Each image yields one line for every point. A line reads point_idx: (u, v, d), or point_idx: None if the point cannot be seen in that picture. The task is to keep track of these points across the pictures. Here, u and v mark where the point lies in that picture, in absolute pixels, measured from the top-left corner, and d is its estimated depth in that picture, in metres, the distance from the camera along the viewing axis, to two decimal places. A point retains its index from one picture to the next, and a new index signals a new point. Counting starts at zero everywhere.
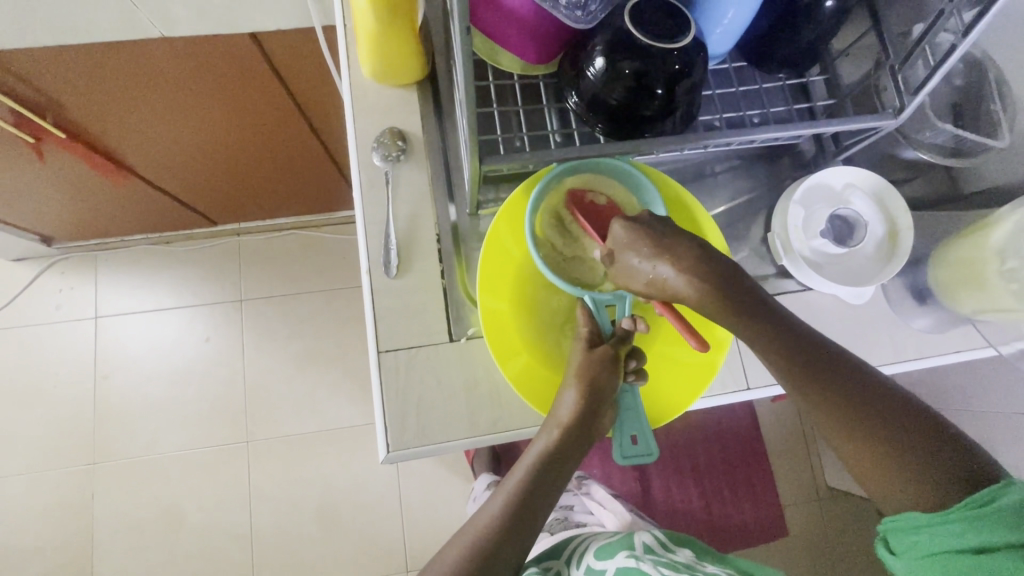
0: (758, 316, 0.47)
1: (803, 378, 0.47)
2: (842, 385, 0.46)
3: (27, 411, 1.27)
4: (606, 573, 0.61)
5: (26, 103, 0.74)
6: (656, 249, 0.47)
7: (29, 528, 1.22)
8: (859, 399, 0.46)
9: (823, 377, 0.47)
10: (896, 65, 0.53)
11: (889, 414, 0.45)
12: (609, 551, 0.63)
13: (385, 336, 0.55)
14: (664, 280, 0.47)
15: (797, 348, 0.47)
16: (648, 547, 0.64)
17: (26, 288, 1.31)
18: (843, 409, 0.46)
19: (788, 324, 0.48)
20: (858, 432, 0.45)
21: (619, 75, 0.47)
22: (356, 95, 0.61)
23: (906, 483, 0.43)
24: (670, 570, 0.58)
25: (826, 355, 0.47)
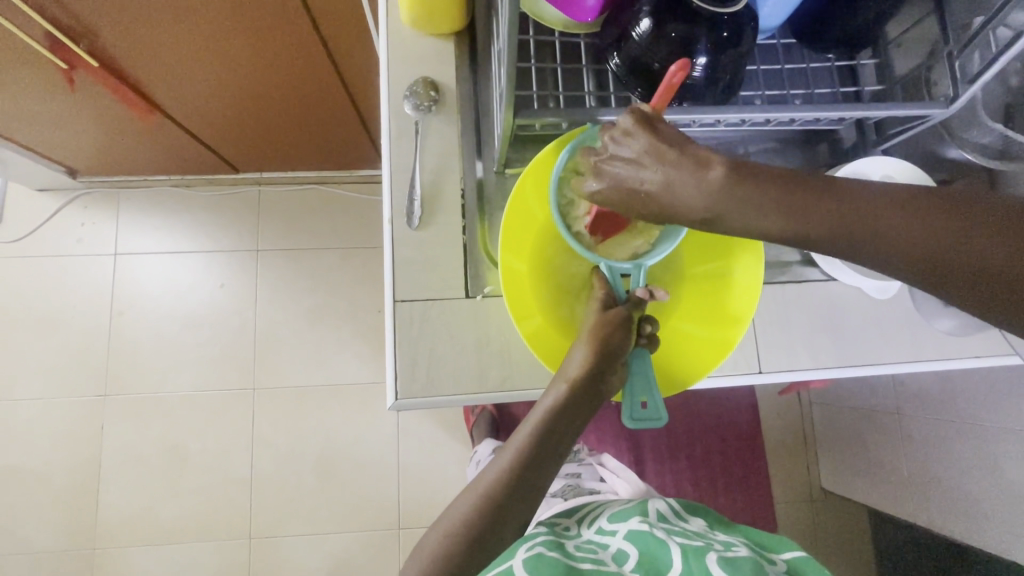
0: (736, 183, 0.41)
1: (792, 215, 0.41)
2: (837, 209, 0.40)
3: (44, 339, 1.30)
4: (617, 534, 0.61)
5: (60, 26, 0.74)
6: (635, 167, 0.43)
7: (39, 451, 1.26)
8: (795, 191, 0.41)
9: (814, 205, 0.41)
10: (954, 52, 0.50)
11: (911, 212, 0.39)
12: (621, 516, 0.64)
13: (402, 286, 0.55)
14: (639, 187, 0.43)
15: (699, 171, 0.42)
16: (661, 515, 0.65)
17: (48, 219, 1.32)
18: (862, 230, 0.40)
19: (754, 169, 0.41)
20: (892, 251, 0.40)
21: (665, 37, 0.46)
22: (392, 41, 0.60)
23: (979, 274, 0.38)
24: (683, 538, 0.59)
25: (803, 184, 0.41)
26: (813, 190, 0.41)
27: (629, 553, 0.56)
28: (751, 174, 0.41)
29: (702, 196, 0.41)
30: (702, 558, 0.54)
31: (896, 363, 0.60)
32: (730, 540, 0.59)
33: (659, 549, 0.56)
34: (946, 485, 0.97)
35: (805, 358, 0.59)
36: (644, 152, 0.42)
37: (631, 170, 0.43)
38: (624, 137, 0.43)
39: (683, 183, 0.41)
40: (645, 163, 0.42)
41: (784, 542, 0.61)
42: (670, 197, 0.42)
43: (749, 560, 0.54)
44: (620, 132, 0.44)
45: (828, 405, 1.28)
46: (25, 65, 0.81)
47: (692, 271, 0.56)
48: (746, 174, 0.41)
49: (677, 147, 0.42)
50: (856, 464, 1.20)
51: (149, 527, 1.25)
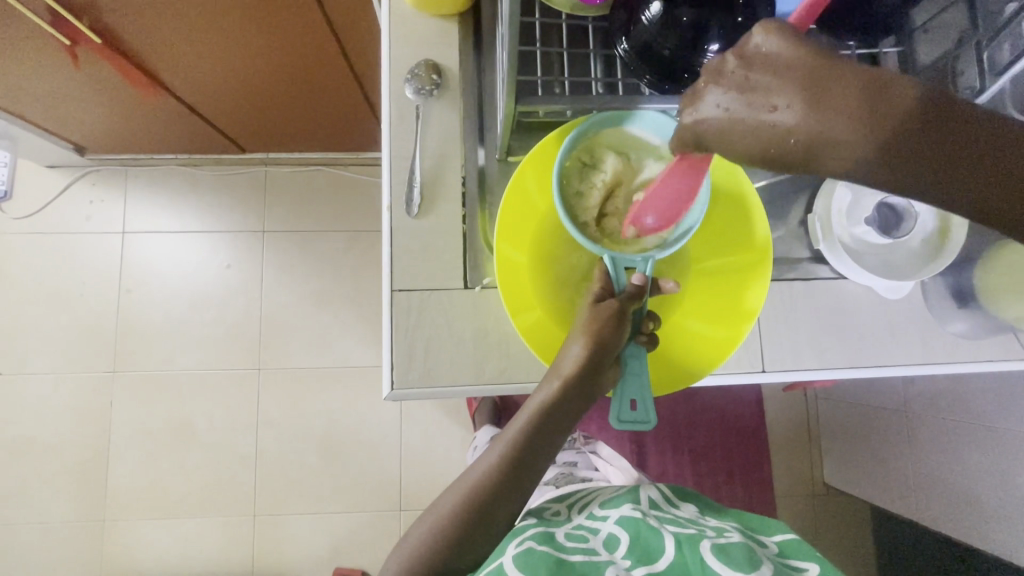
0: (907, 124, 0.31)
1: (974, 177, 0.31)
2: None
3: (54, 315, 1.31)
4: (608, 518, 0.60)
5: (63, 2, 0.73)
6: (782, 93, 0.32)
7: (50, 424, 1.28)
8: (973, 137, 0.31)
9: (1002, 167, 0.31)
10: (983, 41, 0.49)
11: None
12: (614, 503, 0.63)
13: (400, 276, 0.54)
14: (775, 119, 0.33)
15: (852, 101, 0.31)
16: (654, 502, 0.64)
17: (58, 195, 1.33)
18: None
19: (946, 104, 0.31)
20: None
21: (675, 22, 0.44)
22: (394, 21, 0.58)
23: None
24: (676, 526, 0.58)
25: (997, 133, 0.31)
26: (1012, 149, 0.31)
27: (619, 539, 0.56)
28: (931, 114, 0.31)
29: (871, 143, 0.31)
30: (694, 546, 0.53)
31: (904, 365, 0.58)
32: (722, 525, 0.58)
33: (650, 536, 0.56)
34: (951, 487, 0.96)
35: (810, 358, 0.58)
36: (789, 80, 0.32)
37: (774, 98, 0.33)
38: (767, 55, 0.33)
39: (836, 117, 0.31)
40: (796, 93, 0.32)
41: (772, 524, 0.62)
42: (824, 141, 0.32)
43: (743, 545, 0.53)
44: (747, 56, 0.34)
45: (834, 401, 1.26)
46: (31, 41, 0.80)
47: (699, 265, 0.55)
48: (929, 120, 0.31)
49: (834, 77, 0.31)
50: (860, 461, 1.19)
51: (156, 500, 1.27)
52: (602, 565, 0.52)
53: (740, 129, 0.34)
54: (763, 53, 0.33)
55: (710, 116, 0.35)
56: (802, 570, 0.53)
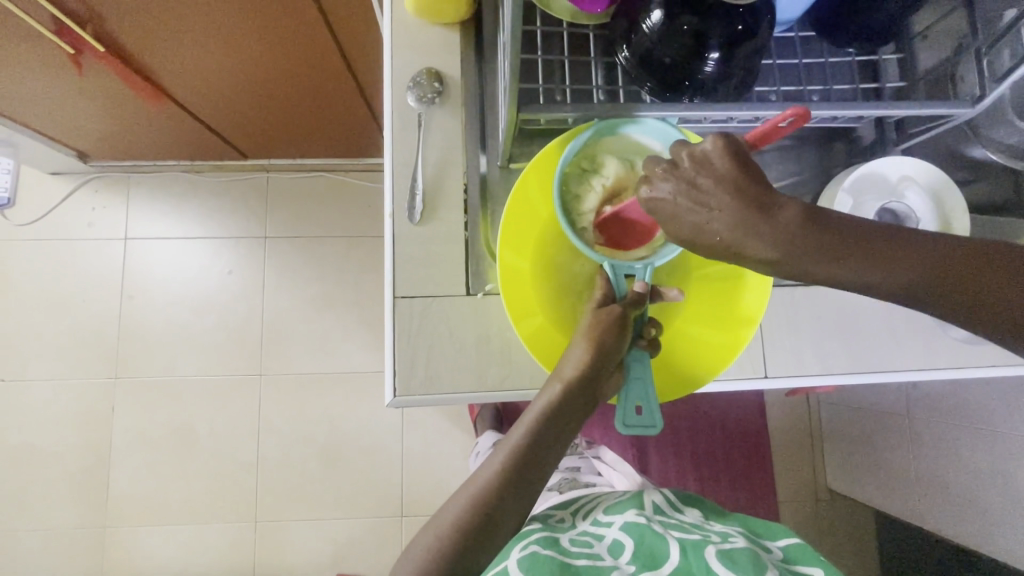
0: (793, 230, 0.40)
1: (847, 266, 0.40)
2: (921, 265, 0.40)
3: (56, 321, 1.31)
4: (613, 525, 0.60)
5: (67, 11, 0.73)
6: (708, 202, 0.40)
7: (51, 431, 1.28)
8: (852, 236, 0.40)
9: (865, 257, 0.40)
10: (982, 49, 0.49)
11: (947, 260, 0.41)
12: (618, 508, 0.63)
13: (402, 283, 0.54)
14: (709, 220, 0.40)
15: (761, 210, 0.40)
16: (657, 507, 0.64)
17: (60, 203, 1.34)
18: (919, 276, 0.40)
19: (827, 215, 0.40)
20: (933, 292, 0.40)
21: (676, 31, 0.44)
22: (396, 29, 0.58)
23: (992, 313, 0.41)
24: (680, 531, 0.58)
25: (860, 230, 0.41)
26: (866, 243, 0.40)
27: (624, 545, 0.56)
28: (805, 222, 0.40)
29: (775, 242, 0.39)
30: (699, 552, 0.53)
31: (907, 370, 0.58)
32: (727, 530, 0.58)
33: (656, 540, 0.55)
34: (955, 491, 0.95)
35: (813, 362, 0.58)
36: (721, 189, 0.40)
37: (705, 202, 0.40)
38: (701, 165, 0.41)
39: (753, 222, 0.40)
40: (719, 201, 0.40)
41: (777, 529, 0.62)
42: (744, 239, 0.40)
43: (746, 551, 0.53)
44: (696, 159, 0.41)
45: (837, 405, 1.26)
46: (34, 49, 0.81)
47: (700, 271, 0.55)
48: (807, 226, 0.40)
49: (754, 192, 0.40)
50: (863, 465, 1.18)
51: (158, 507, 1.27)
52: (607, 570, 0.52)
53: (680, 226, 0.41)
54: (697, 164, 0.41)
55: (663, 203, 0.41)
56: None
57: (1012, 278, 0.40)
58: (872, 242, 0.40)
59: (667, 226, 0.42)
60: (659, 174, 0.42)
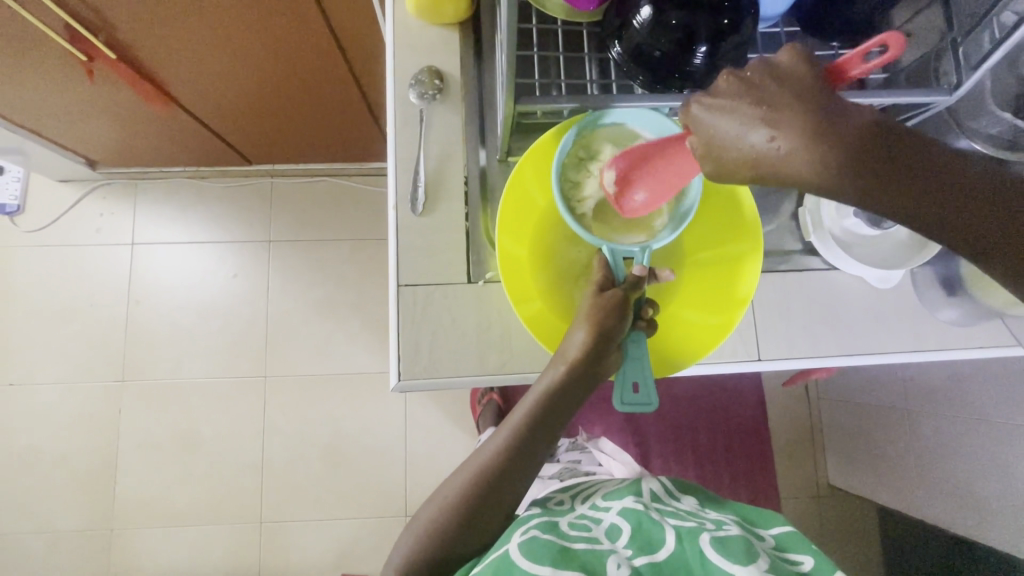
0: (865, 143, 0.36)
1: (911, 196, 0.37)
2: (982, 202, 0.37)
3: (64, 326, 1.34)
4: (611, 509, 0.60)
5: (80, 19, 0.76)
6: (776, 105, 0.37)
7: (59, 434, 1.30)
8: (919, 164, 0.37)
9: (932, 188, 0.37)
10: (957, 39, 0.51)
11: (1018, 209, 0.37)
12: (616, 495, 0.64)
13: (406, 272, 0.56)
14: (775, 137, 0.37)
15: (827, 124, 0.36)
16: (655, 495, 0.65)
17: (69, 209, 1.36)
18: (983, 220, 0.37)
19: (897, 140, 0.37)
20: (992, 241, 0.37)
21: (665, 25, 0.46)
22: (398, 30, 0.61)
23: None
24: (676, 519, 0.59)
25: (928, 155, 0.37)
26: (938, 174, 0.37)
27: (621, 529, 0.57)
28: (878, 139, 0.37)
29: (843, 158, 0.36)
30: (694, 538, 0.54)
31: (895, 353, 0.60)
32: (722, 518, 0.59)
33: (652, 527, 0.56)
34: (952, 481, 0.96)
35: (804, 345, 0.59)
36: (792, 105, 0.37)
37: (772, 106, 0.37)
38: (770, 70, 0.38)
39: (818, 140, 0.36)
40: (788, 106, 0.37)
41: (769, 515, 0.63)
42: (806, 154, 0.36)
43: (741, 539, 0.54)
44: (774, 68, 0.38)
45: (836, 400, 1.27)
46: (48, 57, 0.83)
47: (693, 255, 0.57)
48: (878, 144, 0.36)
49: (829, 109, 0.37)
50: (863, 460, 1.19)
51: (163, 509, 1.28)
52: (605, 553, 0.52)
53: (730, 147, 0.39)
54: (761, 74, 0.39)
55: (716, 121, 0.39)
56: (797, 563, 0.54)
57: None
58: (946, 173, 0.37)
59: (720, 135, 0.39)
60: (725, 78, 0.39)
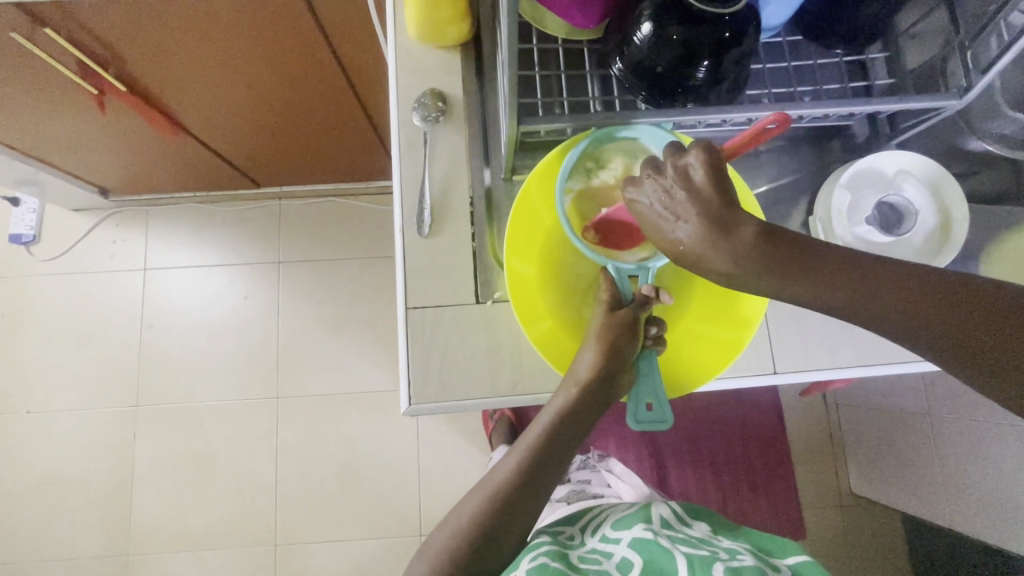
0: (764, 247, 0.39)
1: (829, 290, 0.39)
2: (903, 293, 0.39)
3: (79, 352, 1.35)
4: (621, 542, 0.59)
5: (91, 54, 0.78)
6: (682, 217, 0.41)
7: (75, 459, 1.31)
8: (832, 268, 0.40)
9: (840, 280, 0.40)
10: (966, 42, 0.50)
11: (933, 297, 0.39)
12: (625, 523, 0.62)
13: (414, 294, 0.56)
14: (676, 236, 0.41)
15: (726, 227, 0.40)
16: (665, 521, 0.63)
17: (83, 237, 1.38)
18: (905, 314, 0.39)
19: (800, 243, 0.40)
20: (914, 327, 0.39)
21: (667, 40, 0.45)
22: (401, 54, 0.62)
23: (983, 364, 0.38)
24: (689, 547, 0.57)
25: (837, 256, 0.40)
26: (840, 264, 0.40)
27: (633, 563, 0.55)
28: (782, 241, 0.40)
29: (734, 257, 0.40)
30: (707, 568, 0.52)
31: (917, 363, 0.58)
32: (735, 547, 0.57)
33: (664, 558, 0.54)
34: (976, 488, 0.93)
35: (823, 359, 0.58)
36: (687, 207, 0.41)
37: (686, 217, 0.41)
38: (683, 179, 0.41)
39: (707, 244, 0.40)
40: (691, 206, 0.40)
41: (785, 544, 0.60)
42: (702, 252, 0.40)
43: (756, 570, 0.51)
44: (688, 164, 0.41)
45: (855, 406, 1.25)
46: (59, 93, 0.85)
47: None
48: (776, 239, 0.40)
49: (727, 212, 0.40)
50: (885, 467, 1.16)
51: (179, 533, 1.28)
52: None
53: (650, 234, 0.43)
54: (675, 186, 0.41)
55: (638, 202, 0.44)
56: None
57: (1003, 327, 0.38)
58: (866, 271, 0.40)
59: (647, 228, 0.43)
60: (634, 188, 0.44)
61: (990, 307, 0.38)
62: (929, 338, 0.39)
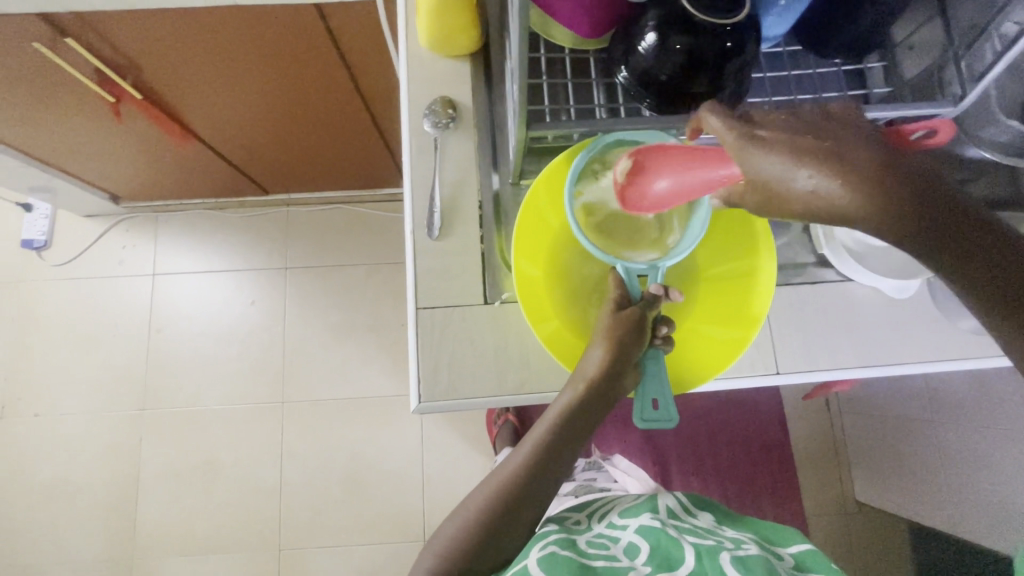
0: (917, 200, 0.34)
1: (944, 254, 0.35)
2: (1018, 274, 0.34)
3: (87, 357, 1.37)
4: (628, 528, 0.60)
5: (109, 62, 0.80)
6: (824, 154, 0.35)
7: (82, 464, 1.32)
8: (958, 231, 0.35)
9: (963, 247, 0.35)
10: (960, 52, 0.52)
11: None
12: (633, 512, 0.63)
13: (424, 295, 0.58)
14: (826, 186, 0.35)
15: (881, 171, 0.34)
16: (672, 512, 0.64)
17: (94, 242, 1.41)
18: (1008, 297, 0.35)
19: (942, 202, 0.34)
20: (1005, 306, 0.35)
21: (670, 50, 0.47)
22: (412, 63, 0.64)
23: None
24: (694, 537, 0.58)
25: (971, 219, 0.35)
26: (971, 231, 0.35)
27: (640, 547, 0.56)
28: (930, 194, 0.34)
29: (891, 210, 0.34)
30: (714, 558, 0.53)
31: (918, 364, 0.59)
32: (739, 537, 0.58)
33: (671, 545, 0.55)
34: (980, 495, 0.93)
35: (825, 359, 0.59)
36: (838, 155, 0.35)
37: (829, 158, 0.35)
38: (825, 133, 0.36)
39: (866, 195, 0.34)
40: (854, 155, 0.35)
41: (788, 535, 0.61)
42: (859, 203, 0.34)
43: (761, 559, 0.52)
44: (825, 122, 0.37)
45: (858, 414, 1.25)
46: (76, 100, 0.87)
47: (709, 273, 0.57)
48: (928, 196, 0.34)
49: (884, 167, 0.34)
50: (889, 474, 1.16)
51: (182, 537, 1.29)
52: (623, 571, 0.51)
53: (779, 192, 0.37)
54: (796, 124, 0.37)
55: (766, 152, 0.37)
56: None
57: None
58: (992, 246, 0.34)
59: (776, 187, 0.37)
60: (756, 136, 0.37)
61: None
62: (1022, 327, 0.35)
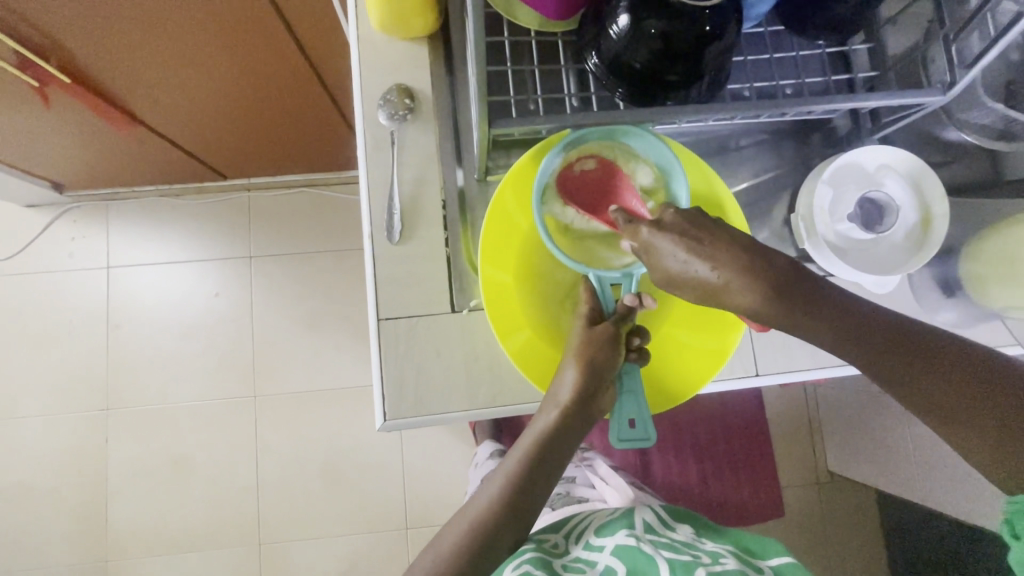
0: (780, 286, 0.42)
1: (814, 326, 0.43)
2: (876, 339, 0.42)
3: (43, 356, 1.29)
4: (604, 549, 0.59)
5: (30, 45, 0.72)
6: (705, 250, 0.42)
7: (45, 467, 1.26)
8: (820, 308, 0.43)
9: (827, 318, 0.43)
10: (950, 35, 0.48)
11: (954, 378, 0.41)
12: (609, 530, 0.62)
13: (386, 304, 0.54)
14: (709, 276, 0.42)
15: (744, 258, 0.42)
16: (649, 526, 0.63)
17: (39, 234, 1.31)
18: (875, 356, 0.42)
19: (798, 282, 0.43)
20: (873, 364, 0.42)
21: (643, 35, 0.43)
22: (364, 46, 0.58)
23: (943, 410, 0.41)
24: (671, 552, 0.58)
25: (827, 297, 0.43)
26: (829, 305, 0.43)
27: (616, 571, 0.55)
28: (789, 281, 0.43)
29: (764, 292, 0.42)
30: None
31: None
32: (717, 551, 0.58)
33: (647, 567, 0.55)
34: (948, 468, 0.96)
35: (805, 358, 0.58)
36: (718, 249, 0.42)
37: (707, 250, 0.42)
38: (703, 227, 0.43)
39: (741, 281, 0.42)
40: (726, 250, 0.43)
41: (767, 544, 0.61)
42: (740, 287, 0.42)
43: None
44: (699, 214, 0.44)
45: (832, 388, 1.27)
46: None
47: None
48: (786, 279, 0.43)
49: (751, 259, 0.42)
50: (860, 447, 1.19)
51: (157, 536, 1.26)
52: None
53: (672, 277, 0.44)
54: (686, 217, 0.44)
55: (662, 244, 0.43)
56: None
57: (959, 385, 0.40)
58: (848, 317, 0.43)
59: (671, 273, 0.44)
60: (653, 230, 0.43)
61: (950, 362, 0.41)
62: (895, 382, 0.42)
